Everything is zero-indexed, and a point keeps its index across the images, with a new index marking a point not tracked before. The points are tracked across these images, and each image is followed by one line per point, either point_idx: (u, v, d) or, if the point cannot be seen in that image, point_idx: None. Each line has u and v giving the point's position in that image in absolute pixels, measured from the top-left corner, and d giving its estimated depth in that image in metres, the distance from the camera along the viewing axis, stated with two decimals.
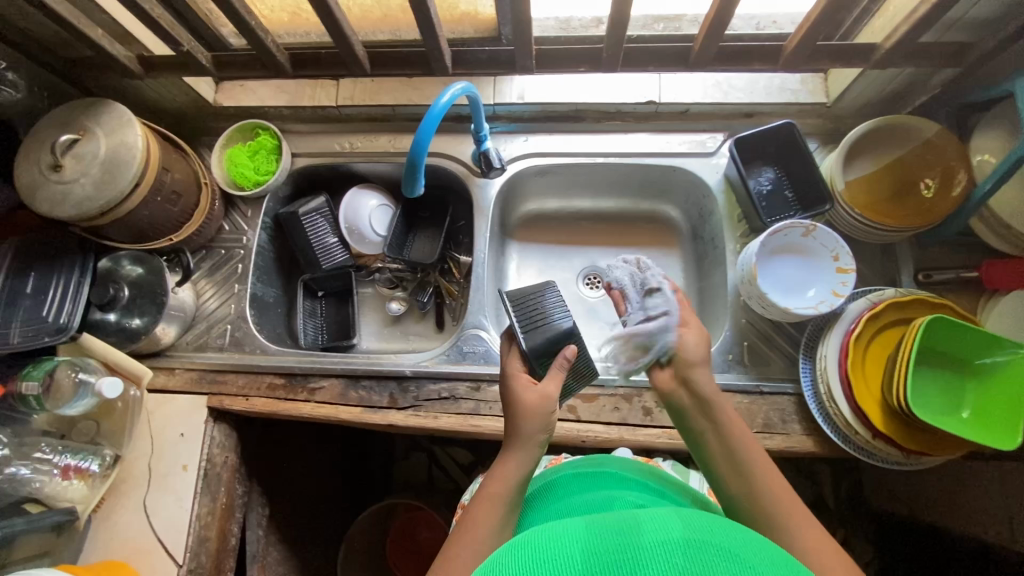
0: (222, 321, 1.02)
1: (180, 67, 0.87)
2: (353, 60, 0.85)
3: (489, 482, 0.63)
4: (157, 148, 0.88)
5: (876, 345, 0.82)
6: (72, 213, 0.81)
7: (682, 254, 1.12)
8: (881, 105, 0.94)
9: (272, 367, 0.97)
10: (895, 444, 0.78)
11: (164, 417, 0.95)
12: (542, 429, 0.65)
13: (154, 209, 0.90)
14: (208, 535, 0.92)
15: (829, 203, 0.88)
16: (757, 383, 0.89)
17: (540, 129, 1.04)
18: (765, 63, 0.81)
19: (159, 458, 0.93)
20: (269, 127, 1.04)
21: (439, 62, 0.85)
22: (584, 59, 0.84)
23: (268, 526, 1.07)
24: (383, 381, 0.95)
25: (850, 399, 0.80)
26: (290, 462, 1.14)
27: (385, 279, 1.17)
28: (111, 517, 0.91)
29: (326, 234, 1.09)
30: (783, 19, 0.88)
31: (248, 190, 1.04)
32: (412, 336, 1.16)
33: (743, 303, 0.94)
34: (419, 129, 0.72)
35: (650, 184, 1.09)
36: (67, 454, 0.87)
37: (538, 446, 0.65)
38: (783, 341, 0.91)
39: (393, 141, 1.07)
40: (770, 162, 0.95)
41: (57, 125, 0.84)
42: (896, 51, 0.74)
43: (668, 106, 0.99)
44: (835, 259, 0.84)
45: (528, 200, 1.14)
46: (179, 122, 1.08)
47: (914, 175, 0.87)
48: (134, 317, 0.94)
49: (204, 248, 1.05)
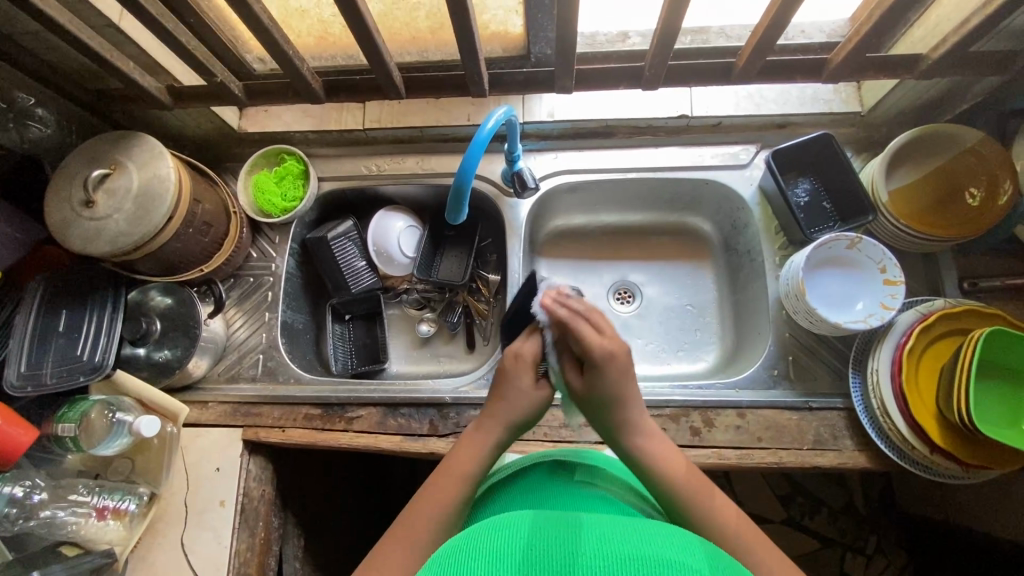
0: (253, 350, 1.00)
1: (210, 97, 0.86)
2: (388, 85, 0.83)
3: (455, 459, 0.67)
4: (189, 179, 0.86)
5: (929, 357, 0.80)
6: (107, 250, 0.79)
7: (714, 266, 1.11)
8: (916, 112, 0.93)
9: (307, 397, 0.95)
10: (954, 459, 0.76)
11: (199, 452, 0.93)
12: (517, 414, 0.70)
13: (186, 241, 0.88)
14: (248, 572, 0.89)
15: (872, 213, 0.87)
16: (805, 398, 0.87)
17: (569, 146, 1.03)
18: (806, 76, 0.80)
19: (196, 494, 0.91)
20: (295, 152, 1.02)
21: (477, 85, 0.84)
22: (623, 77, 0.83)
23: (304, 557, 1.03)
24: (422, 407, 0.93)
25: (906, 414, 0.78)
26: (323, 490, 1.12)
27: (413, 300, 1.15)
28: (149, 557, 0.88)
29: (354, 257, 1.08)
30: (811, 27, 0.86)
31: (276, 217, 1.02)
32: (442, 357, 1.14)
33: (786, 316, 0.93)
34: (465, 156, 0.70)
35: (681, 197, 1.08)
36: (103, 494, 0.86)
37: (508, 426, 0.70)
38: (829, 355, 0.90)
39: (421, 162, 1.05)
40: (806, 173, 0.94)
41: (87, 160, 0.83)
42: (943, 62, 0.73)
43: (699, 119, 0.99)
44: (881, 271, 0.83)
45: (556, 217, 1.13)
46: (203, 149, 1.07)
47: (958, 184, 0.86)
48: (165, 350, 0.92)
49: (232, 277, 1.04)
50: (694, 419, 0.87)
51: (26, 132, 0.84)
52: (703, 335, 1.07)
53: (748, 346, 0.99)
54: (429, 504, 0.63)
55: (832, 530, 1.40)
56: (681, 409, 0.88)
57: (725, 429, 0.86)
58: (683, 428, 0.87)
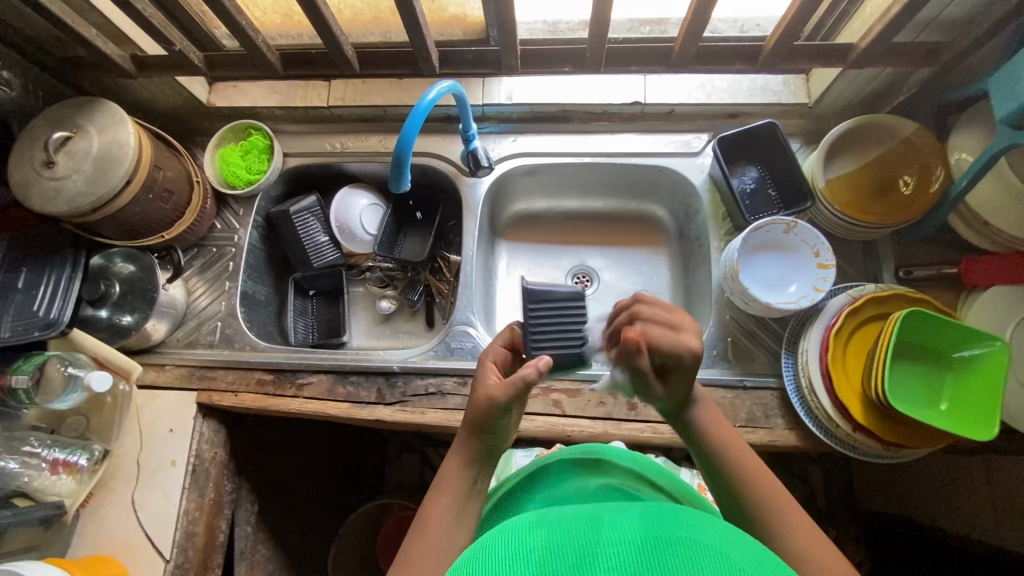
0: (212, 318, 1.03)
1: (172, 66, 0.89)
2: (342, 60, 0.86)
3: (443, 476, 0.66)
4: (150, 145, 0.89)
5: (857, 339, 0.83)
6: (64, 210, 0.82)
7: (669, 253, 1.13)
8: (862, 105, 0.96)
9: (261, 363, 0.98)
10: (875, 436, 0.79)
11: (153, 413, 0.95)
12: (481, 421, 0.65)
13: (146, 206, 0.91)
14: (195, 530, 0.92)
15: (811, 200, 0.90)
16: (740, 378, 0.89)
17: (528, 129, 1.06)
18: (746, 63, 0.83)
19: (148, 453, 0.93)
20: (261, 127, 1.06)
21: (427, 61, 0.86)
22: (569, 59, 0.85)
23: (256, 523, 1.06)
24: (371, 376, 0.95)
25: (831, 393, 0.81)
26: (281, 460, 1.15)
27: (376, 278, 1.18)
28: (99, 512, 0.91)
29: (317, 233, 1.10)
30: (766, 22, 0.90)
31: (240, 189, 1.05)
32: (402, 334, 1.16)
33: (728, 299, 0.95)
34: (404, 126, 0.73)
35: (637, 184, 1.10)
36: (55, 448, 0.88)
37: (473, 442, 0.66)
38: (767, 337, 0.92)
39: (384, 141, 1.08)
40: (754, 161, 0.97)
41: (51, 123, 0.86)
42: (871, 51, 0.76)
43: (653, 107, 1.01)
44: (815, 255, 0.86)
45: (517, 200, 1.16)
46: (173, 123, 1.10)
47: (893, 173, 0.89)
48: (126, 314, 0.95)
49: (196, 246, 1.06)
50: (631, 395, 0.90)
51: None
52: None
53: None
54: (437, 513, 0.63)
55: None
56: None
57: None
58: (620, 402, 0.89)
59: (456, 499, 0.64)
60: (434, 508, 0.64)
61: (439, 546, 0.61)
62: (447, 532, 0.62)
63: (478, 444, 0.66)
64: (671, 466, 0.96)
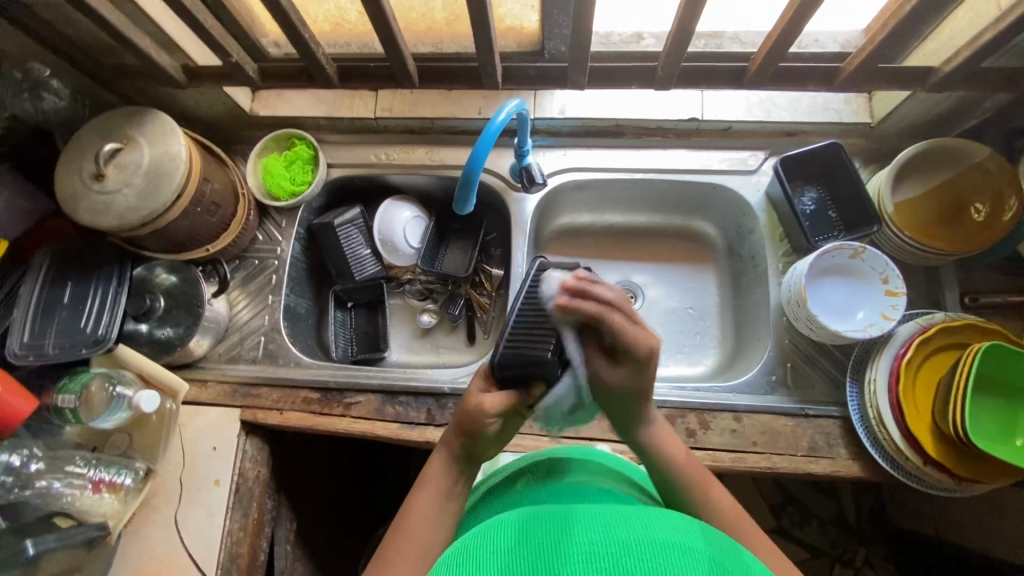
0: (255, 333, 1.00)
1: (224, 77, 0.86)
2: (402, 74, 0.84)
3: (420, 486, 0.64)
4: (200, 158, 0.87)
5: (927, 369, 0.81)
6: (115, 225, 0.80)
7: (717, 271, 1.11)
8: (925, 127, 0.94)
9: (307, 381, 0.95)
10: (948, 470, 0.77)
11: (196, 430, 0.93)
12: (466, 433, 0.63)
13: (194, 220, 0.89)
14: (239, 552, 0.90)
15: (877, 224, 0.87)
16: (802, 405, 0.87)
17: (579, 144, 1.04)
18: (819, 84, 0.81)
19: (191, 472, 0.91)
20: (305, 137, 1.03)
21: (491, 77, 0.84)
22: (637, 76, 0.83)
23: (295, 541, 1.04)
24: (420, 397, 0.93)
25: (902, 425, 0.79)
26: (318, 476, 1.13)
27: (416, 290, 1.15)
28: (142, 532, 0.89)
29: (360, 245, 1.08)
30: (824, 37, 0.86)
31: (284, 202, 1.03)
32: (442, 349, 1.14)
33: (787, 323, 0.93)
34: (476, 145, 0.71)
35: (688, 201, 1.08)
36: (100, 468, 0.86)
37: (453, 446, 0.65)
38: (828, 363, 0.90)
39: (430, 153, 1.06)
40: (814, 181, 0.95)
41: (100, 134, 0.83)
42: (955, 75, 0.74)
43: (710, 123, 0.99)
44: (884, 281, 0.84)
45: (562, 214, 1.13)
46: (214, 130, 1.08)
47: (964, 198, 0.86)
48: (168, 328, 0.93)
49: (237, 259, 1.04)
50: (690, 421, 0.87)
51: (40, 103, 0.83)
52: (703, 338, 1.08)
53: (748, 351, 1.00)
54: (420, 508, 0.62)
55: (821, 540, 1.40)
56: (677, 410, 0.88)
57: (721, 431, 0.86)
58: (678, 429, 0.87)
59: (440, 488, 0.63)
60: (420, 496, 0.63)
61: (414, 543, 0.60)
62: (429, 526, 0.61)
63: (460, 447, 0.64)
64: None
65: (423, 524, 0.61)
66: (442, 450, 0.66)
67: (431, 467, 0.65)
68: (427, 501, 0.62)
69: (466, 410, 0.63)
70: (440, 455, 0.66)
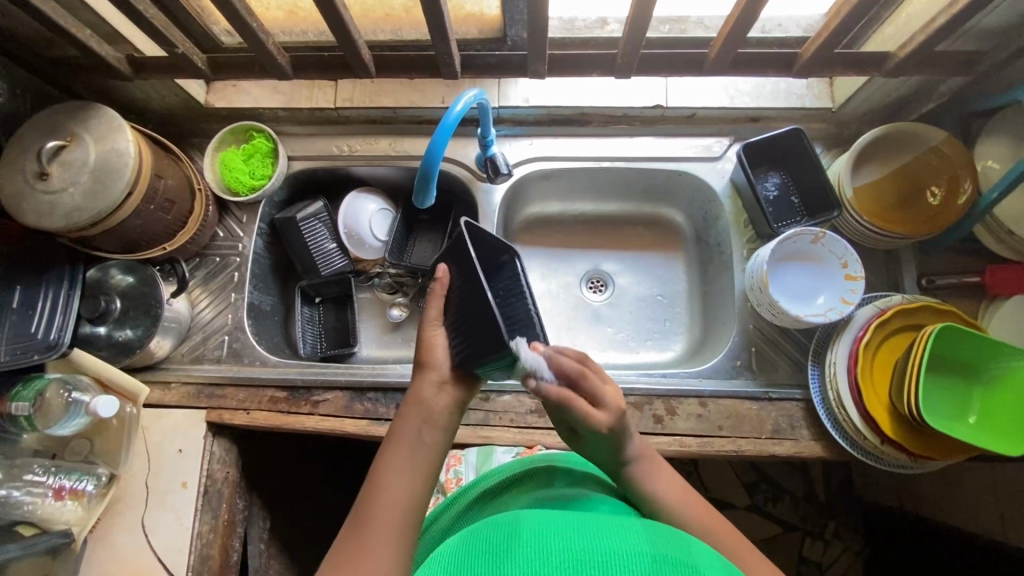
0: (218, 332, 0.99)
1: (173, 68, 0.83)
2: (358, 63, 0.81)
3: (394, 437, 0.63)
4: (150, 154, 0.84)
5: (884, 351, 0.83)
6: (61, 225, 0.77)
7: (685, 257, 1.12)
8: (885, 111, 0.95)
9: (273, 380, 0.94)
10: (904, 449, 0.79)
11: (161, 433, 0.91)
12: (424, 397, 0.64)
13: (147, 218, 0.86)
14: (210, 553, 0.89)
15: (837, 209, 0.88)
16: (765, 389, 0.89)
17: (545, 132, 1.03)
18: (779, 71, 0.82)
19: (157, 475, 0.90)
20: (264, 129, 1.00)
21: (449, 66, 0.81)
22: (597, 64, 0.82)
23: (270, 539, 1.04)
24: (389, 391, 0.93)
25: (860, 406, 0.81)
26: (287, 472, 1.11)
27: (385, 284, 1.14)
28: (109, 537, 0.87)
29: (325, 240, 1.06)
30: (788, 22, 0.86)
31: (243, 196, 1.00)
32: (413, 342, 1.13)
33: (751, 308, 0.94)
34: (432, 139, 0.70)
35: (654, 188, 1.08)
36: (60, 475, 0.84)
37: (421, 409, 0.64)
38: (790, 346, 0.92)
39: (394, 144, 1.04)
40: (777, 167, 0.95)
41: (42, 131, 0.80)
42: (910, 60, 0.75)
43: (675, 111, 0.99)
44: (843, 265, 0.85)
45: (531, 204, 1.13)
46: (169, 125, 1.04)
47: (922, 181, 0.87)
48: (127, 329, 0.90)
49: (198, 256, 1.02)
50: (657, 407, 0.88)
51: None
52: (673, 325, 1.09)
53: (715, 336, 1.01)
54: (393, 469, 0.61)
55: (793, 516, 1.38)
56: (644, 398, 0.89)
57: (687, 417, 0.88)
58: (645, 416, 0.88)
59: (419, 421, 0.63)
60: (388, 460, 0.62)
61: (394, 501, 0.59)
62: (400, 489, 0.59)
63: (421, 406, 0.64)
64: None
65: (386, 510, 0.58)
66: (431, 374, 0.65)
67: (410, 399, 0.65)
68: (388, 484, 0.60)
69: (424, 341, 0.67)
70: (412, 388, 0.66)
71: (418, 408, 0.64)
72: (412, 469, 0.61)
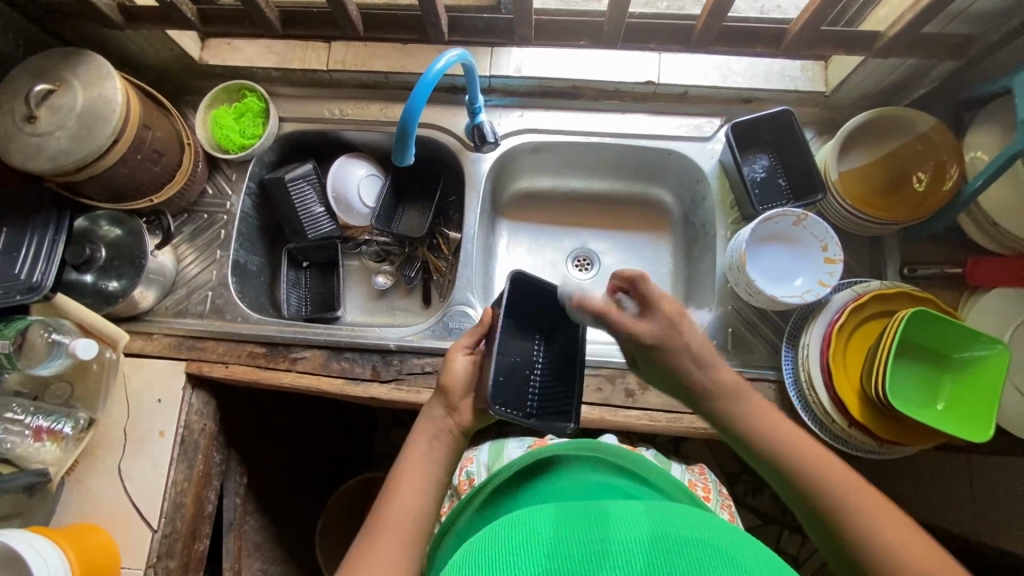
0: (202, 287, 1.00)
1: (164, 19, 0.84)
2: (346, 21, 0.81)
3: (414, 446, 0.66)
4: (138, 104, 0.84)
5: (858, 335, 0.83)
6: (47, 168, 0.78)
7: (672, 239, 1.12)
8: (878, 97, 0.94)
9: (253, 336, 0.95)
10: (870, 432, 0.79)
11: (141, 382, 0.93)
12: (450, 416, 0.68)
13: (134, 167, 0.87)
14: (183, 501, 0.91)
15: (822, 192, 0.88)
16: (739, 369, 0.89)
17: (535, 104, 1.02)
18: (768, 47, 0.81)
19: (135, 423, 0.91)
20: (256, 89, 1.01)
21: (436, 27, 0.82)
22: (585, 32, 0.82)
23: (246, 495, 1.05)
24: (366, 353, 0.94)
25: (830, 388, 0.81)
26: (265, 432, 1.12)
27: (373, 252, 1.14)
28: (86, 480, 0.89)
29: (313, 203, 1.07)
30: (787, 4, 0.87)
31: (233, 153, 1.01)
32: (397, 311, 1.14)
33: (731, 290, 0.94)
34: (411, 97, 0.70)
35: (644, 167, 1.08)
36: (39, 416, 0.85)
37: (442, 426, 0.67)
38: (767, 329, 0.92)
39: (385, 110, 1.04)
40: (766, 149, 0.95)
41: (33, 75, 0.81)
42: (898, 40, 0.74)
43: (667, 88, 0.98)
44: (823, 249, 0.85)
45: (521, 177, 1.13)
46: (163, 80, 1.05)
47: (909, 167, 0.87)
48: (112, 280, 0.92)
49: (186, 212, 1.03)
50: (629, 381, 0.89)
51: None
52: None
53: (694, 319, 1.01)
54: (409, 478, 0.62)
55: (770, 507, 1.36)
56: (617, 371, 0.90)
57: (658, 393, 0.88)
58: (617, 389, 0.89)
59: (438, 434, 0.67)
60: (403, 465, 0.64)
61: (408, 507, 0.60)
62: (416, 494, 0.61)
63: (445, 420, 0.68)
64: (660, 462, 0.90)
65: (399, 506, 0.59)
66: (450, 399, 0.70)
67: (430, 414, 0.69)
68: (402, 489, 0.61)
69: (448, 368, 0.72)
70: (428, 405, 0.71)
71: (431, 419, 0.68)
72: (428, 470, 0.63)
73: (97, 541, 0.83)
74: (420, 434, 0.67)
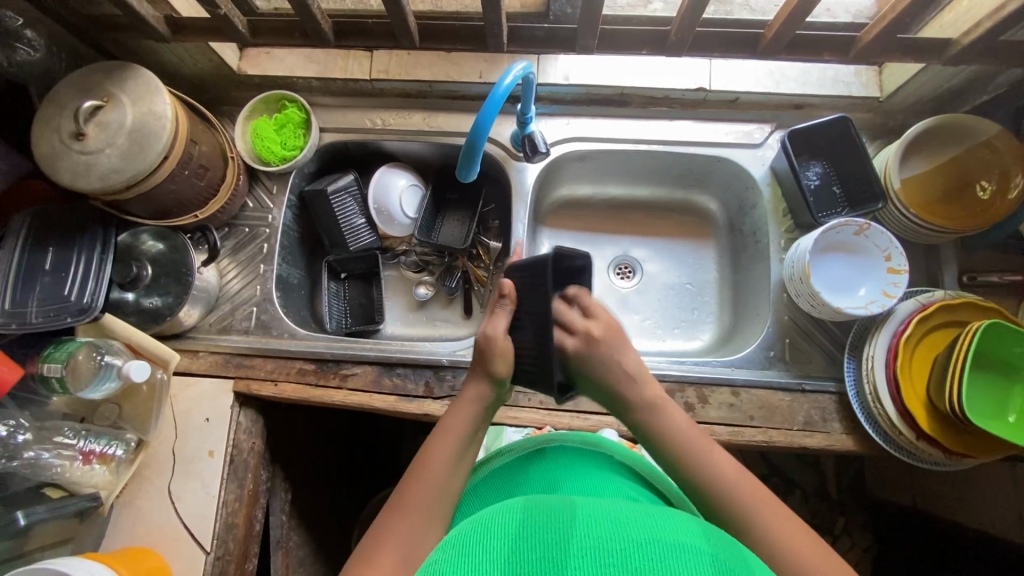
0: (247, 303, 0.98)
1: (212, 31, 0.82)
2: (403, 32, 0.79)
3: (446, 422, 0.67)
4: (186, 118, 0.82)
5: (924, 347, 0.82)
6: (97, 187, 0.76)
7: (717, 246, 1.11)
8: (934, 102, 0.92)
9: (302, 352, 0.94)
10: (939, 445, 0.78)
11: (189, 401, 0.91)
12: (481, 397, 0.68)
13: (181, 183, 0.85)
14: (235, 522, 0.89)
15: (883, 200, 0.86)
16: (799, 380, 0.88)
17: (583, 112, 1.01)
18: (835, 55, 0.80)
19: (184, 443, 0.89)
20: (297, 99, 0.98)
21: (496, 37, 0.80)
22: (648, 41, 0.80)
23: (290, 512, 1.04)
24: (418, 368, 0.92)
25: (898, 400, 0.80)
26: (303, 449, 1.10)
27: (411, 262, 1.12)
28: (135, 502, 0.87)
29: (354, 215, 1.05)
30: (837, 7, 0.85)
31: (275, 166, 0.99)
32: (438, 322, 1.12)
33: (787, 299, 0.93)
34: (480, 112, 0.68)
35: (690, 174, 1.06)
36: (90, 439, 0.84)
37: (475, 408, 0.68)
38: (825, 339, 0.91)
39: (428, 119, 1.02)
40: (819, 156, 0.93)
41: (78, 90, 0.79)
42: (973, 48, 0.72)
43: (718, 94, 0.97)
44: (886, 258, 0.84)
45: (562, 185, 1.11)
46: (201, 91, 1.03)
47: (970, 176, 0.86)
48: (155, 297, 0.90)
49: (228, 226, 1.01)
50: (688, 395, 0.88)
51: (14, 56, 0.79)
52: (701, 314, 1.08)
53: (745, 328, 0.99)
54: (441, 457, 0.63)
55: (805, 511, 1.35)
56: (675, 384, 0.88)
57: (718, 406, 0.87)
58: (676, 403, 0.87)
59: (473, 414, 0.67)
60: (436, 447, 0.64)
61: (437, 486, 0.61)
62: (447, 473, 0.62)
63: (479, 401, 0.68)
64: None
65: (424, 493, 0.60)
66: (487, 383, 0.69)
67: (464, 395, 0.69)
68: (431, 477, 0.61)
69: (485, 349, 0.68)
70: (473, 385, 0.69)
71: (475, 405, 0.68)
72: (458, 463, 0.63)
73: (151, 565, 0.81)
74: (455, 412, 0.68)
